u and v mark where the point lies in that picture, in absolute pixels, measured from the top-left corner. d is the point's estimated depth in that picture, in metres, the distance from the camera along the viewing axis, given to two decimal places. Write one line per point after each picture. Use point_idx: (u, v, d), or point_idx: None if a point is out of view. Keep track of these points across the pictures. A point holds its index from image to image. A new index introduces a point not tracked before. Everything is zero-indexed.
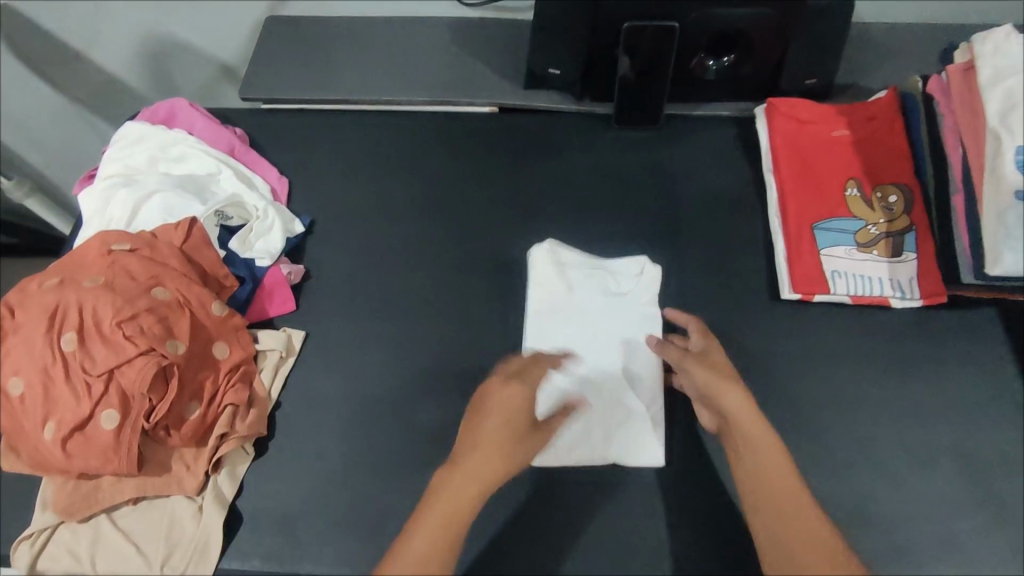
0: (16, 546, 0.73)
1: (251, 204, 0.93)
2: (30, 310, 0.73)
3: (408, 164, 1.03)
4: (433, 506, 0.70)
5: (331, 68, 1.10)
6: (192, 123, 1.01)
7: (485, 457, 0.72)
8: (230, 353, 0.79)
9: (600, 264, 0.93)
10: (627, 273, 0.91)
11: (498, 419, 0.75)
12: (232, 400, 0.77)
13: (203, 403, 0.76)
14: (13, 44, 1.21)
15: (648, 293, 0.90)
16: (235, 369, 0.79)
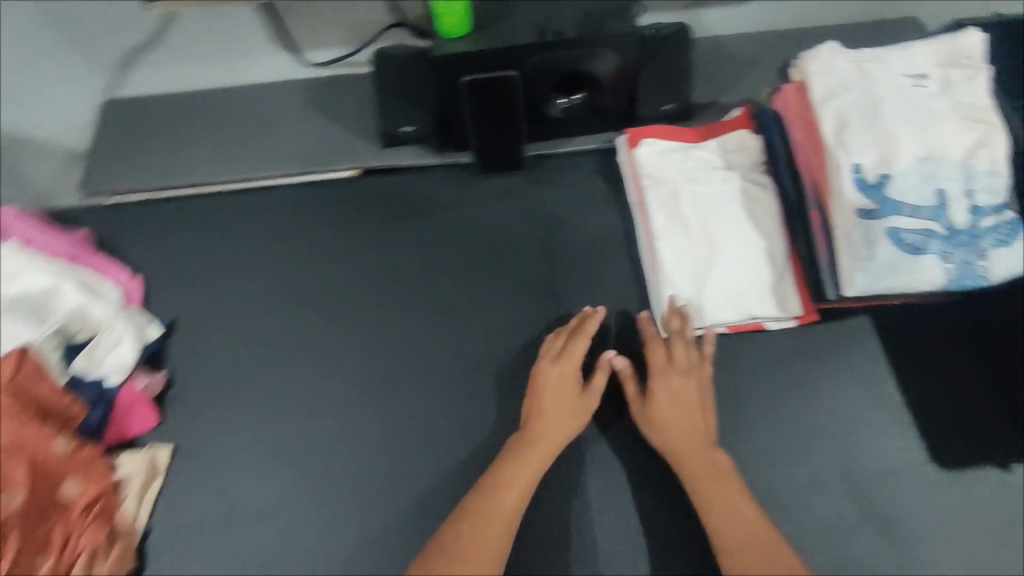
0: None
1: (98, 316, 0.86)
2: None
3: (273, 243, 0.97)
4: (481, 515, 0.74)
5: (182, 149, 1.02)
6: (26, 230, 0.93)
7: (537, 451, 0.79)
8: (75, 491, 0.76)
9: (693, 150, 0.93)
10: (725, 163, 0.92)
11: (557, 383, 0.82)
12: (84, 543, 0.74)
13: (56, 552, 0.74)
14: None
15: (756, 178, 0.90)
16: (86, 506, 0.76)
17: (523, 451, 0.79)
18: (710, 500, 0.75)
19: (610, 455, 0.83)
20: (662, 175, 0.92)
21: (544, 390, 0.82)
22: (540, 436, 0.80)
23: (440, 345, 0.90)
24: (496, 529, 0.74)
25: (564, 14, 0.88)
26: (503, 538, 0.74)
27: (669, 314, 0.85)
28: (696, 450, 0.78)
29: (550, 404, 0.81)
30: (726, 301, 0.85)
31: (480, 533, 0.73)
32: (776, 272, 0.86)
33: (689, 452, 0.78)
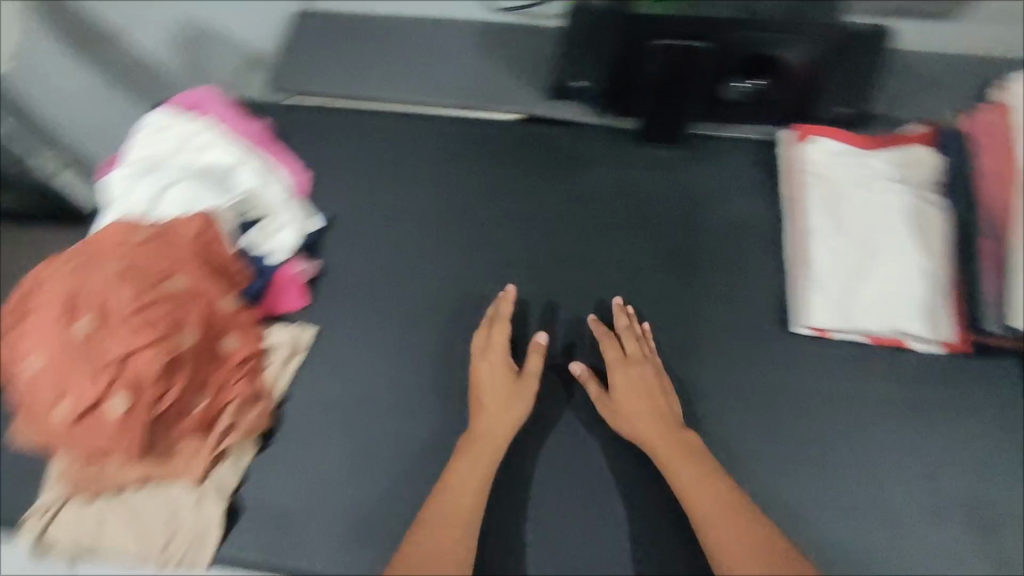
0: (23, 519, 0.76)
1: (270, 200, 0.94)
2: (50, 292, 0.77)
3: (433, 167, 1.02)
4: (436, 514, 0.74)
5: (365, 64, 1.10)
6: (218, 113, 1.01)
7: (484, 445, 0.79)
8: (234, 344, 0.82)
9: (862, 157, 0.92)
10: (896, 175, 0.90)
11: (495, 375, 0.83)
12: (236, 393, 0.80)
13: (208, 394, 0.79)
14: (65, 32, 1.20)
15: (927, 194, 0.88)
16: (241, 360, 0.82)
17: (468, 451, 0.78)
18: (687, 479, 0.75)
19: (726, 431, 0.83)
20: (824, 177, 0.92)
21: (477, 382, 0.83)
22: (472, 434, 0.80)
23: (570, 294, 0.92)
24: (457, 508, 0.75)
25: (763, 3, 0.89)
26: (461, 535, 0.73)
27: (812, 311, 0.85)
28: (658, 445, 0.78)
29: (487, 394, 0.82)
30: (875, 310, 0.84)
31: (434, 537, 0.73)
32: (936, 291, 0.84)
33: (665, 443, 0.78)
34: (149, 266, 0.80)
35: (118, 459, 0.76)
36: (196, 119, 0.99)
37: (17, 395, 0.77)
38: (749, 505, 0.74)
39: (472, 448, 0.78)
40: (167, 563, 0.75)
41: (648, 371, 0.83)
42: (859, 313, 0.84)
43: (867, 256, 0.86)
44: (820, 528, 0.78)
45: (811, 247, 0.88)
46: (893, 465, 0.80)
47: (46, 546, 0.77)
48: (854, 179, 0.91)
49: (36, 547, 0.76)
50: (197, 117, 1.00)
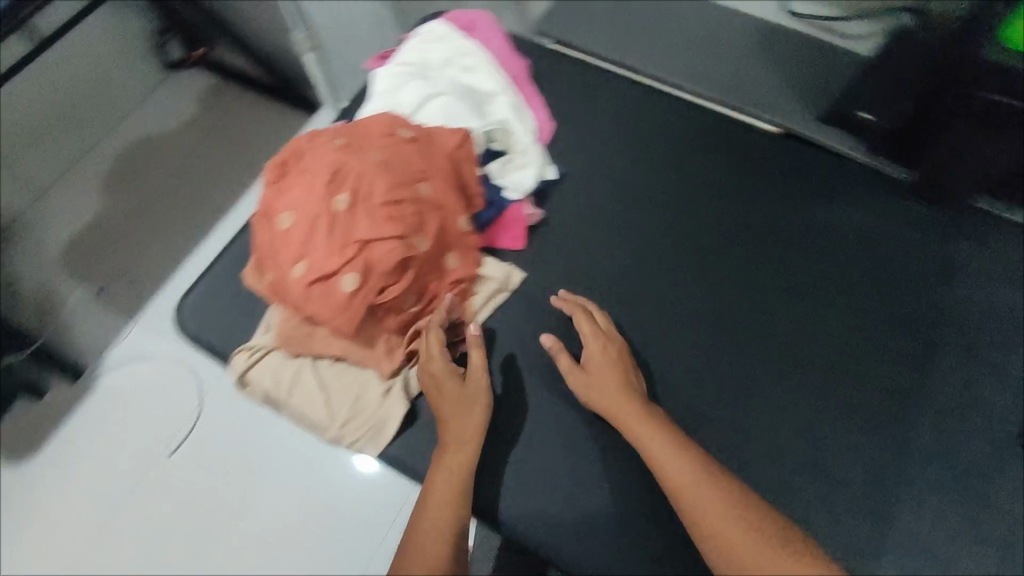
0: (236, 352, 0.84)
1: (517, 137, 0.95)
2: (317, 160, 0.82)
3: (676, 150, 0.98)
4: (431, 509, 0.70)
5: (636, 36, 1.10)
6: (490, 41, 1.03)
7: (459, 435, 0.75)
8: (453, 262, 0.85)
9: None
10: None
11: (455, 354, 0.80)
12: (443, 308, 0.84)
13: (419, 300, 0.83)
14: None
15: None
16: (455, 280, 0.85)
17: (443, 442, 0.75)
18: (655, 449, 0.71)
19: (923, 529, 0.73)
20: None
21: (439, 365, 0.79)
22: (446, 421, 0.76)
23: (790, 326, 0.85)
24: (444, 479, 0.72)
25: None
26: (454, 529, 0.69)
27: None
28: (631, 426, 0.73)
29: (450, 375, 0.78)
30: None
31: (426, 534, 0.68)
32: None
33: (623, 404, 0.75)
34: (407, 164, 0.82)
35: (328, 329, 0.80)
36: (471, 40, 1.01)
37: (264, 241, 0.83)
38: (719, 470, 0.70)
39: (451, 438, 0.75)
40: (342, 439, 0.80)
41: (613, 345, 0.80)
42: None
43: None
44: None
45: None
46: None
47: (245, 382, 0.83)
48: None
49: (237, 380, 0.83)
50: (472, 38, 1.02)
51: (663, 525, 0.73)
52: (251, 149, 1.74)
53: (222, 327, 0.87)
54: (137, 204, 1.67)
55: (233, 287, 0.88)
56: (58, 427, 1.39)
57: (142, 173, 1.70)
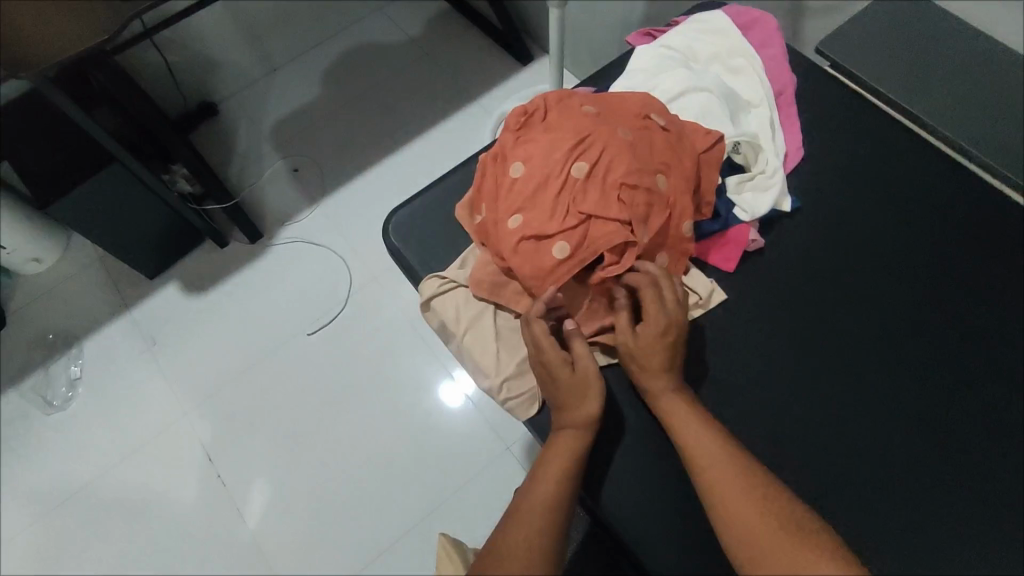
0: (429, 277, 0.87)
1: (764, 156, 0.89)
2: (566, 124, 0.82)
3: (930, 222, 0.88)
4: (532, 498, 0.70)
5: (929, 84, 0.98)
6: (766, 45, 0.96)
7: (567, 438, 0.74)
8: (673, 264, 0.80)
9: None
10: None
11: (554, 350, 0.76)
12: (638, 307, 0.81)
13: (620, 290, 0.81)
14: None
15: None
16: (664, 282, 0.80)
17: (554, 443, 0.75)
18: (691, 437, 0.70)
19: None
20: None
21: (552, 364, 0.75)
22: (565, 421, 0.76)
23: (1004, 463, 0.76)
24: (560, 451, 0.73)
25: None
26: (553, 521, 0.69)
27: None
28: (660, 401, 0.74)
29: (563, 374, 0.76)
30: None
31: (520, 521, 0.68)
32: None
33: (660, 385, 0.74)
34: (652, 150, 0.81)
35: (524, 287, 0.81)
36: (746, 40, 0.95)
37: (488, 184, 0.84)
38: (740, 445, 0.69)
39: (563, 439, 0.74)
40: (497, 394, 0.81)
41: (663, 324, 0.75)
42: None
43: None
44: None
45: None
46: None
47: (427, 307, 0.86)
48: None
49: (421, 302, 0.86)
50: (746, 38, 0.96)
51: None
52: (463, 79, 1.79)
53: (422, 247, 0.90)
54: (350, 98, 1.78)
55: (442, 214, 0.92)
56: (240, 271, 1.60)
57: (362, 73, 1.81)
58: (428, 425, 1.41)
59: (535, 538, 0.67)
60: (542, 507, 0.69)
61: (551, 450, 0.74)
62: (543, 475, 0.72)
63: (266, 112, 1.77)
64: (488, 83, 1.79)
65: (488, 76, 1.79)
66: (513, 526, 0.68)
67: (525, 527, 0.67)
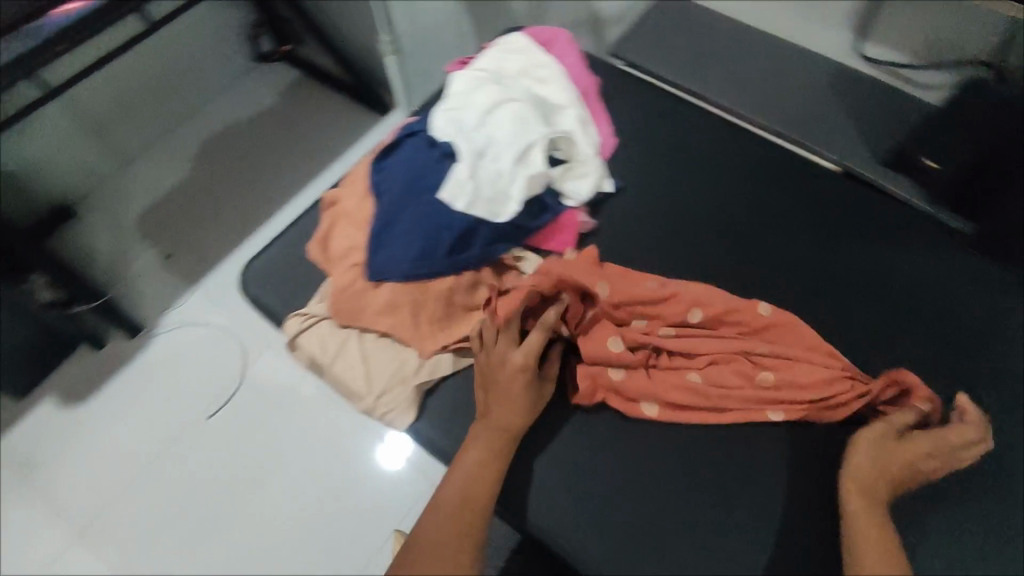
0: (291, 316, 0.89)
1: (580, 147, 0.97)
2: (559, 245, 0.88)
3: (732, 176, 0.99)
4: (449, 494, 0.75)
5: (706, 63, 1.11)
6: (566, 55, 1.08)
7: (488, 438, 0.78)
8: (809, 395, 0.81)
9: None
10: None
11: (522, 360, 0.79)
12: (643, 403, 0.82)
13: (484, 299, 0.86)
14: None
15: None
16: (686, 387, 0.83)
17: (483, 437, 0.78)
18: (872, 560, 0.69)
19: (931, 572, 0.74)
20: None
21: (509, 372, 0.79)
22: (489, 418, 0.79)
23: None
24: (480, 449, 0.77)
25: None
26: (475, 517, 0.73)
27: None
28: (854, 516, 0.72)
29: (518, 382, 0.79)
30: None
31: (443, 521, 0.72)
32: None
33: (869, 513, 0.72)
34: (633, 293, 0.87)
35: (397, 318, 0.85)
36: (546, 53, 1.06)
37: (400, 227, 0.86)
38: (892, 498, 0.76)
39: (482, 439, 0.78)
40: (373, 411, 0.84)
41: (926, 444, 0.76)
42: None
43: None
44: None
45: None
46: None
47: (293, 346, 0.89)
48: None
49: (287, 343, 0.88)
50: (546, 52, 1.07)
51: (673, 532, 0.77)
52: (323, 141, 1.82)
53: (283, 291, 0.92)
54: (210, 174, 1.78)
55: (297, 256, 0.94)
56: (118, 371, 1.51)
57: (218, 149, 1.81)
58: (344, 479, 1.37)
59: (458, 537, 0.71)
60: (464, 506, 0.74)
61: (471, 447, 0.78)
62: (468, 469, 0.76)
63: (125, 205, 1.73)
64: (347, 138, 1.83)
65: (346, 132, 1.83)
66: (444, 513, 0.73)
67: (446, 528, 0.72)
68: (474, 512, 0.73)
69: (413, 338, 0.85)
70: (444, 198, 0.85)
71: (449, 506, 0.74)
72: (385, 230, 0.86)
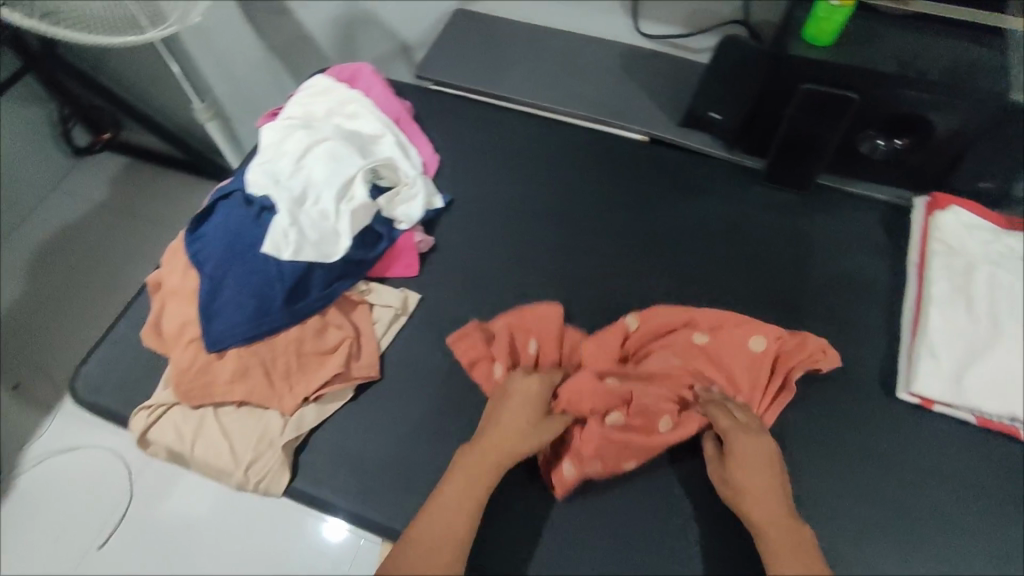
0: (136, 412, 0.83)
1: (402, 171, 0.99)
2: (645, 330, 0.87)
3: (553, 167, 1.05)
4: (436, 516, 0.71)
5: (506, 66, 1.16)
6: (371, 88, 1.10)
7: (481, 456, 0.75)
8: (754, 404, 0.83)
9: (1003, 237, 0.89)
10: None
11: (522, 397, 0.79)
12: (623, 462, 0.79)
13: (340, 337, 0.86)
14: (263, 35, 1.44)
15: None
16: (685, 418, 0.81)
17: (475, 455, 0.75)
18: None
19: (801, 474, 0.80)
20: (975, 257, 0.88)
21: (511, 401, 0.79)
22: (489, 438, 0.76)
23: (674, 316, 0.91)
24: (468, 469, 0.74)
25: (933, 57, 0.87)
26: (461, 536, 0.70)
27: (918, 380, 0.82)
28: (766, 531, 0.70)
29: (515, 411, 0.78)
30: (992, 389, 0.80)
31: (424, 543, 0.69)
32: None
33: (776, 527, 0.70)
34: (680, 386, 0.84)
35: (256, 378, 0.83)
36: (351, 89, 1.07)
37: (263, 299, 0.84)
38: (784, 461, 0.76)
39: (470, 461, 0.75)
40: (247, 485, 0.79)
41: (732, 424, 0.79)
42: (971, 393, 0.80)
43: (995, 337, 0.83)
44: None
45: (938, 324, 0.84)
46: (984, 556, 0.75)
47: (146, 442, 0.83)
48: (998, 263, 0.87)
49: (138, 441, 0.82)
50: (351, 88, 1.08)
51: (570, 512, 0.78)
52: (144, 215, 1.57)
53: (121, 389, 0.86)
54: None
55: (130, 349, 0.88)
56: None
57: None
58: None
59: (443, 559, 0.69)
60: (455, 531, 0.70)
61: (460, 464, 0.75)
62: (454, 490, 0.73)
63: None
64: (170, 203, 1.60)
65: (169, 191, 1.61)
66: (425, 533, 0.70)
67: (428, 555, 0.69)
68: (457, 536, 0.70)
69: (272, 398, 0.83)
70: (269, 250, 0.84)
71: (432, 525, 0.71)
72: (214, 298, 0.84)
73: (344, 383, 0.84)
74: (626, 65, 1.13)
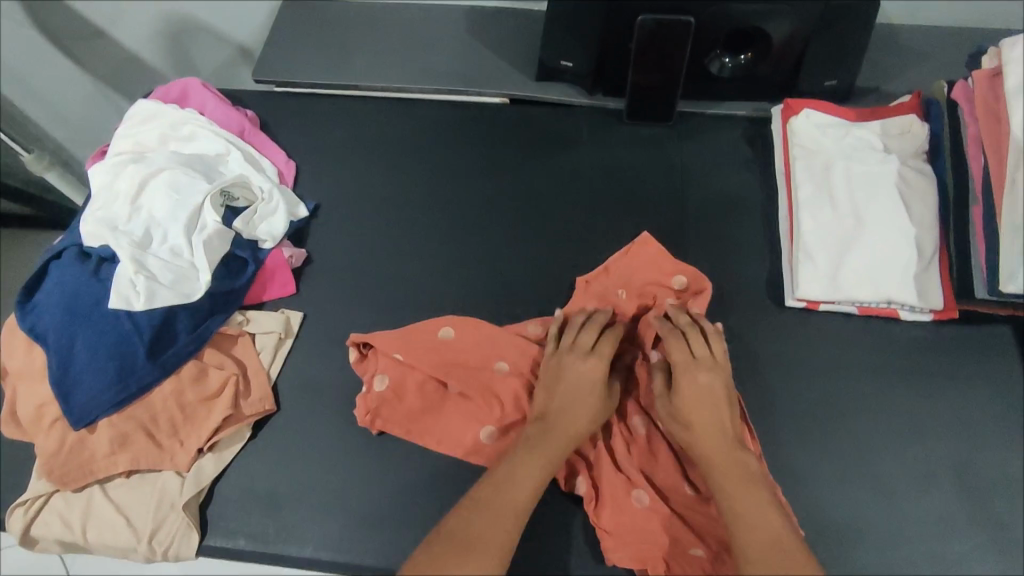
0: (11, 511, 0.76)
1: (257, 186, 0.92)
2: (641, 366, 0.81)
3: (419, 149, 1.01)
4: (507, 468, 0.69)
5: (348, 51, 1.09)
6: (205, 103, 1.01)
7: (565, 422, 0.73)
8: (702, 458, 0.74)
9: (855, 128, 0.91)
10: (894, 143, 0.90)
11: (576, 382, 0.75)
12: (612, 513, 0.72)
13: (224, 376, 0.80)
14: (84, 65, 1.30)
15: (912, 159, 0.88)
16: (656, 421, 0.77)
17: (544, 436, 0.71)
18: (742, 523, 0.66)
19: None
20: (832, 154, 0.90)
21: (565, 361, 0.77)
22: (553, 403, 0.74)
23: (565, 275, 0.90)
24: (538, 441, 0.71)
25: None
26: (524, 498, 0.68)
27: (799, 285, 0.85)
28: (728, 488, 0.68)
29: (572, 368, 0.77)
30: (867, 277, 0.84)
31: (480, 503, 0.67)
32: (919, 260, 0.83)
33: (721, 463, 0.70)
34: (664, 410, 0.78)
35: (139, 442, 0.76)
36: (182, 109, 0.98)
37: (127, 356, 0.77)
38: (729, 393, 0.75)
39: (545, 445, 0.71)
40: (154, 556, 0.74)
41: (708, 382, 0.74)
42: (849, 286, 0.84)
43: (862, 227, 0.85)
44: (808, 492, 0.77)
45: (808, 228, 0.87)
46: (885, 434, 0.80)
47: (31, 541, 0.76)
48: (853, 156, 0.90)
49: (21, 541, 0.75)
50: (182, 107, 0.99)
51: None
52: None
53: None
54: None
55: None
56: None
57: None
58: None
59: (502, 528, 0.65)
60: (519, 501, 0.67)
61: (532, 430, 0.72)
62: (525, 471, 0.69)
63: None
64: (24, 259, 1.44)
65: None
66: (472, 509, 0.66)
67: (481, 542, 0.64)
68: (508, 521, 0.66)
69: (161, 459, 0.76)
70: (118, 305, 0.78)
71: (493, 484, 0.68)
72: (71, 369, 0.76)
73: (238, 421, 0.79)
74: (472, 27, 1.09)
